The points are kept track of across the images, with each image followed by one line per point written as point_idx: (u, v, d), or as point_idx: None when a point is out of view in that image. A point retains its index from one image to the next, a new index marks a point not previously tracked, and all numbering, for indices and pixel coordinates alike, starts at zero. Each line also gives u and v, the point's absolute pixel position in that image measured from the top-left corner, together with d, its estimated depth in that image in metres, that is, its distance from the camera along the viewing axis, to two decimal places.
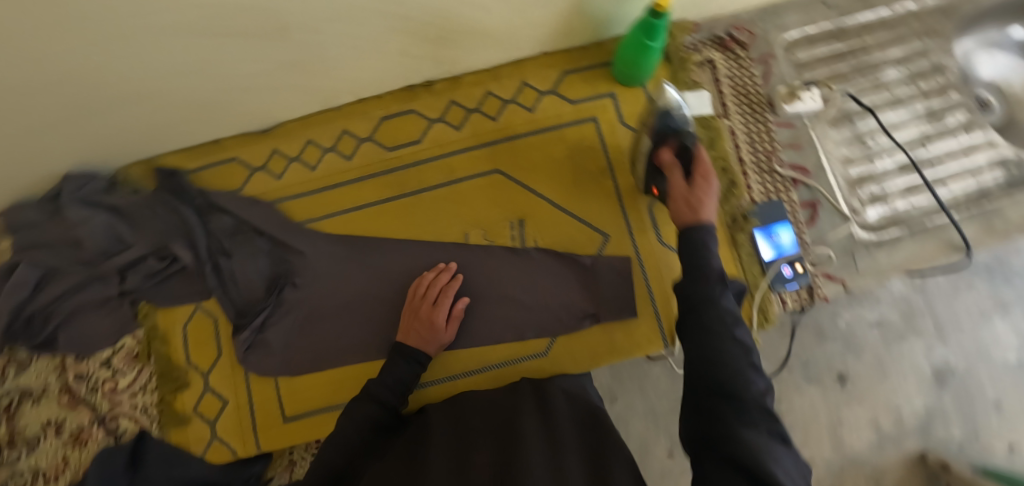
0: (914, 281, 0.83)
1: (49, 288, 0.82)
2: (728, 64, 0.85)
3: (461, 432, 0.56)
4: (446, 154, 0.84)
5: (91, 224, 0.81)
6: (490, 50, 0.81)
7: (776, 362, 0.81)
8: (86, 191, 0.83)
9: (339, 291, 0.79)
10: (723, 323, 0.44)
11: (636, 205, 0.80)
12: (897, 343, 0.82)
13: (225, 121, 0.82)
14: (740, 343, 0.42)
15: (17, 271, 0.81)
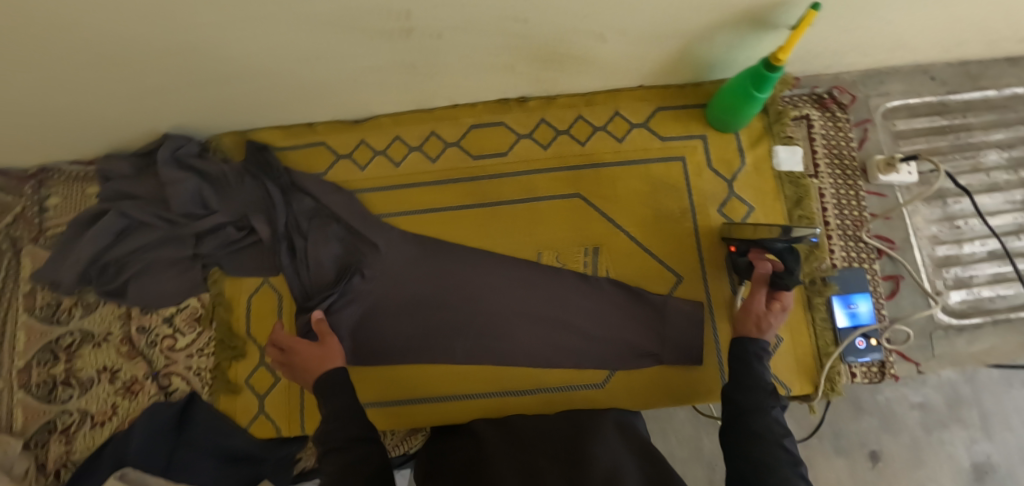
0: (966, 370, 0.80)
1: (130, 240, 0.85)
2: (825, 124, 0.83)
3: (522, 451, 0.56)
4: (530, 170, 0.84)
5: (183, 185, 0.83)
6: (590, 76, 0.81)
7: (808, 429, 0.79)
8: (181, 152, 0.86)
9: (405, 289, 0.80)
10: (771, 431, 0.55)
11: (713, 252, 0.80)
12: (939, 430, 0.79)
13: (323, 107, 0.84)
14: (788, 451, 0.52)
15: (106, 219, 0.84)
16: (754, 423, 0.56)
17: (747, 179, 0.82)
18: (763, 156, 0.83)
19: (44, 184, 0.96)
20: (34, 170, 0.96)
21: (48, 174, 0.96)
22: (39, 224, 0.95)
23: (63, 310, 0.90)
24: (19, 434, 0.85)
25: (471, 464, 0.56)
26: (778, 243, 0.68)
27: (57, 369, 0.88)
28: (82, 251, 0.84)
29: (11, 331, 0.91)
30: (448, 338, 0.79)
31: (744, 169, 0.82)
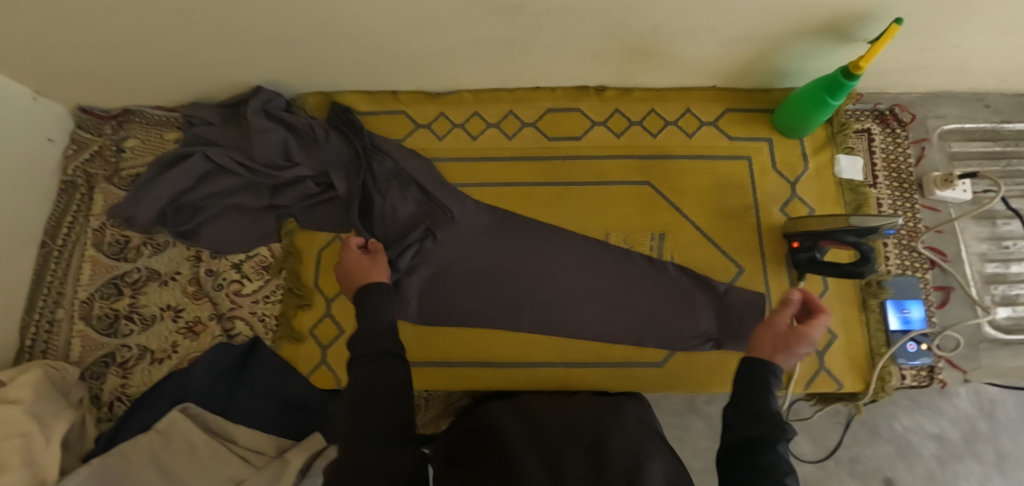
0: (983, 405, 0.83)
1: (211, 184, 0.88)
2: (885, 138, 0.88)
3: (539, 438, 0.54)
4: (603, 156, 0.88)
5: (270, 135, 0.85)
6: (670, 72, 0.85)
7: (823, 450, 0.83)
8: (271, 105, 0.89)
9: (476, 255, 0.82)
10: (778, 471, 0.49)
11: (774, 248, 0.83)
12: (953, 463, 0.81)
13: (410, 76, 0.88)
14: None
15: (190, 161, 0.87)
16: (760, 457, 0.50)
17: (809, 183, 0.86)
18: (825, 163, 0.87)
19: (123, 125, 0.99)
20: (116, 111, 0.99)
21: (130, 116, 0.98)
22: (115, 164, 0.97)
23: (132, 247, 0.92)
24: (76, 364, 0.87)
25: (485, 451, 0.53)
26: (849, 237, 0.71)
27: (120, 304, 0.89)
28: (164, 190, 0.87)
29: (78, 263, 0.93)
30: (514, 306, 0.81)
31: (807, 174, 0.86)
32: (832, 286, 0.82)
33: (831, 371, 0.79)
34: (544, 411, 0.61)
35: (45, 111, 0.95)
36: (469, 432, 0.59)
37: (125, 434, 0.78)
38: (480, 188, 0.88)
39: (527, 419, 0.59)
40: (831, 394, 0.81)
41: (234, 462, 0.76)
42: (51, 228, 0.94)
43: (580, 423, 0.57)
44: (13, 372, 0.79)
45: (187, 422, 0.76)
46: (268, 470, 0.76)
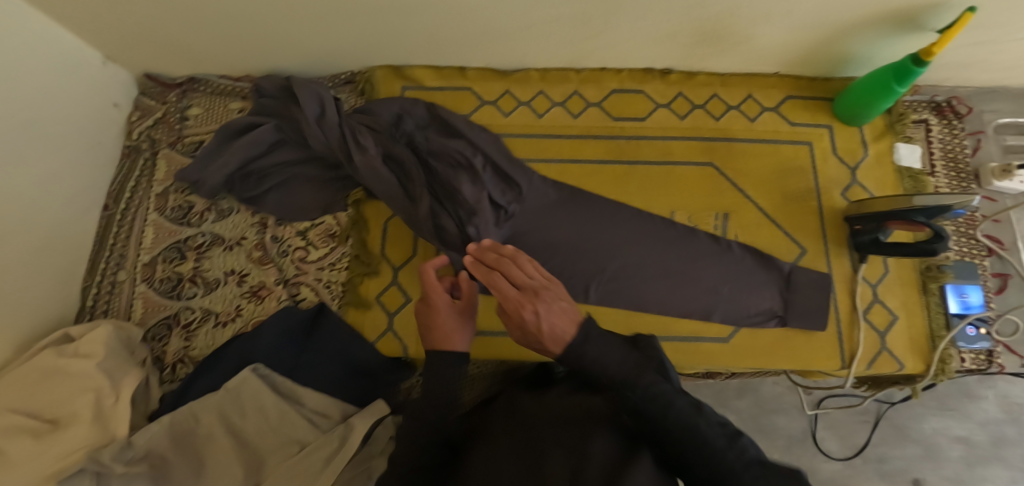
0: None
1: (277, 154, 0.88)
2: (942, 129, 0.90)
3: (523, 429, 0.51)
4: (667, 137, 0.90)
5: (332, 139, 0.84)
6: (737, 57, 0.87)
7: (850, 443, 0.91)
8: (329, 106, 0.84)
9: (545, 227, 0.84)
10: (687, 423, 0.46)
11: (836, 230, 0.85)
12: None
13: (480, 52, 0.89)
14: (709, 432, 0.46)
15: (254, 140, 0.86)
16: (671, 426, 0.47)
17: (869, 169, 0.88)
18: (885, 150, 0.89)
19: (187, 93, 0.99)
20: (182, 79, 1.00)
21: (195, 84, 0.99)
22: (179, 130, 0.98)
23: (195, 212, 0.92)
24: (139, 325, 0.87)
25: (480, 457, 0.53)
26: (919, 217, 0.71)
27: (183, 267, 0.89)
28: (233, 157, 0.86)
29: (140, 227, 0.93)
30: (581, 280, 0.82)
31: (867, 160, 0.88)
32: (893, 269, 0.84)
33: (891, 352, 0.81)
34: (536, 417, 0.52)
35: (112, 76, 0.96)
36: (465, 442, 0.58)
37: (191, 394, 0.78)
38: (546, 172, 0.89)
39: (516, 425, 0.52)
40: (886, 377, 0.84)
41: (301, 424, 0.77)
42: (115, 192, 0.96)
43: (571, 417, 0.50)
44: (82, 328, 0.80)
45: (257, 383, 0.77)
46: (334, 434, 0.76)
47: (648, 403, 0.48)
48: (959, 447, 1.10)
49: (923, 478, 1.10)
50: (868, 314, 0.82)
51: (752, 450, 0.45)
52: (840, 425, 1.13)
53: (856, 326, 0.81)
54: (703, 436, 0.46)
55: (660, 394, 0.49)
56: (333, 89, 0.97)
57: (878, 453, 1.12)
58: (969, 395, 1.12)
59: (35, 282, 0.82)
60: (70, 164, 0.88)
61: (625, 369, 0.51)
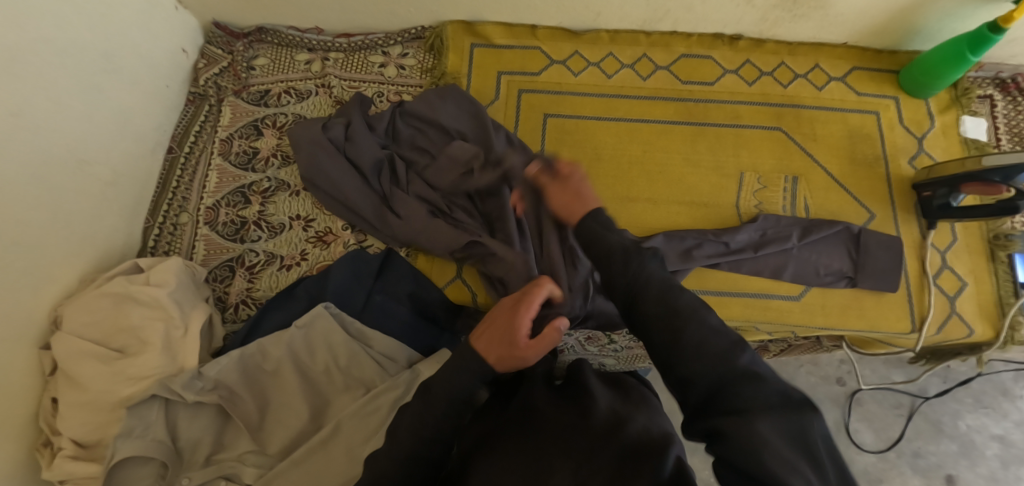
0: None
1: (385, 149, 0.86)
2: (1007, 105, 0.91)
3: (529, 433, 0.58)
4: (736, 102, 0.91)
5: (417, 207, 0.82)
6: (811, 24, 0.89)
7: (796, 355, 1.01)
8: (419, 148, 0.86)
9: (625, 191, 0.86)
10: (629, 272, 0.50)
11: (904, 197, 0.86)
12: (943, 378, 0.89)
13: (556, 10, 0.90)
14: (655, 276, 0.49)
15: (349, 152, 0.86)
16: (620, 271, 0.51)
17: (935, 139, 0.89)
18: (951, 123, 0.90)
19: (254, 44, 1.00)
20: (250, 30, 1.01)
21: (262, 35, 1.00)
22: (245, 79, 0.98)
23: (260, 158, 0.93)
24: (202, 265, 0.86)
25: (495, 442, 0.60)
26: (994, 177, 0.71)
27: (248, 211, 0.89)
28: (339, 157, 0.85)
29: (204, 171, 0.93)
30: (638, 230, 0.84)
31: (933, 131, 0.89)
32: (960, 236, 0.84)
33: (963, 316, 0.80)
34: (555, 416, 0.60)
35: (184, 21, 0.97)
36: (480, 435, 0.63)
37: (262, 330, 0.78)
38: (612, 166, 0.88)
39: (526, 427, 0.60)
40: (945, 348, 0.85)
41: (369, 366, 0.75)
42: (179, 136, 0.96)
43: (569, 431, 0.57)
44: (151, 260, 0.79)
45: (329, 320, 0.76)
46: (400, 378, 0.72)
47: (645, 291, 0.48)
48: (994, 446, 1.10)
49: (956, 475, 1.08)
50: (937, 279, 0.82)
51: (749, 360, 0.42)
52: (874, 416, 1.13)
53: (926, 290, 0.81)
54: (694, 342, 0.43)
55: (655, 285, 0.49)
56: (402, 44, 0.97)
57: (913, 448, 1.10)
58: (1004, 393, 1.12)
59: (105, 216, 0.82)
60: (141, 103, 0.89)
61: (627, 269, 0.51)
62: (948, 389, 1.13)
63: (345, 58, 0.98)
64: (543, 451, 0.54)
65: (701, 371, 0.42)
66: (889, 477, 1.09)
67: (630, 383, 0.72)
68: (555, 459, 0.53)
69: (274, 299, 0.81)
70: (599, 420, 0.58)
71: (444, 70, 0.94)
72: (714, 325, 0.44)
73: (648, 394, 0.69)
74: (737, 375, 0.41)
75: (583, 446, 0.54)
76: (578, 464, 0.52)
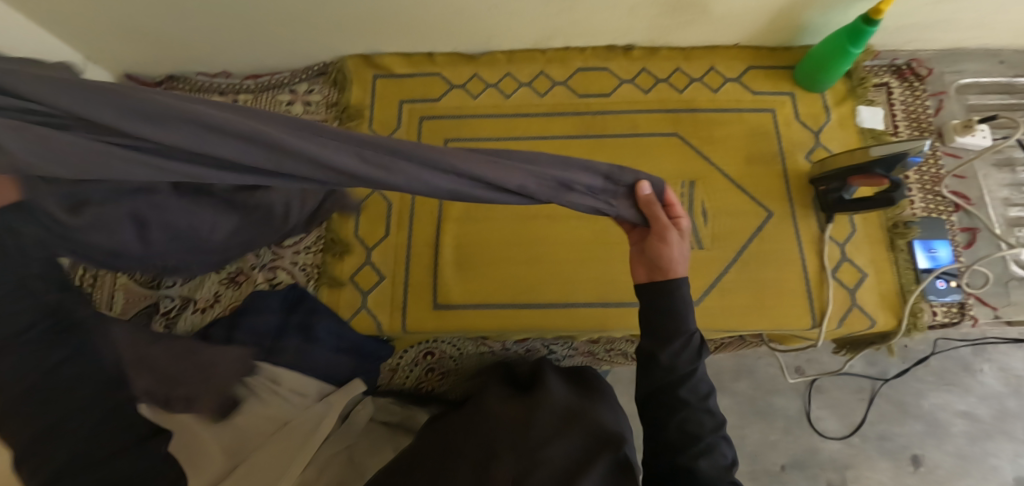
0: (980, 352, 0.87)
1: None
2: (904, 91, 0.91)
3: (481, 418, 0.57)
4: (634, 110, 0.92)
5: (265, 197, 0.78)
6: (699, 29, 0.90)
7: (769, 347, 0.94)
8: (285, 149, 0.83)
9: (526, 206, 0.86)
10: (674, 355, 0.51)
11: (802, 192, 0.86)
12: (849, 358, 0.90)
13: (450, 37, 0.92)
14: (690, 372, 0.51)
15: None
16: (663, 352, 0.51)
17: (832, 132, 0.89)
18: (847, 114, 0.90)
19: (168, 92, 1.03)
20: (162, 79, 1.03)
21: (174, 83, 1.03)
22: None
23: None
24: (121, 315, 0.88)
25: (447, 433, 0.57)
26: (877, 170, 0.73)
27: None
28: None
29: None
30: (537, 245, 0.84)
31: (830, 124, 0.90)
32: (859, 228, 0.84)
33: (862, 308, 0.80)
34: (513, 407, 0.59)
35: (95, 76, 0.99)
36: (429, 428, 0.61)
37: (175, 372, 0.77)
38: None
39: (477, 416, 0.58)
40: (860, 339, 0.85)
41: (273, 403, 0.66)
42: None
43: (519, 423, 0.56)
44: None
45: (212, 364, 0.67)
46: (311, 411, 0.66)
47: (681, 387, 0.51)
48: (960, 422, 1.04)
49: (923, 456, 1.02)
50: (837, 272, 0.82)
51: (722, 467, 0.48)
52: (838, 403, 1.07)
53: (825, 284, 0.81)
54: (691, 440, 0.49)
55: (687, 381, 0.51)
56: (307, 81, 1.00)
57: (878, 431, 1.05)
58: (966, 369, 1.06)
59: None
60: None
61: (679, 361, 0.51)
62: (907, 369, 1.07)
63: (253, 99, 1.00)
64: (493, 439, 0.52)
65: (692, 465, 0.48)
66: (857, 463, 1.03)
67: (591, 374, 0.74)
68: (501, 452, 0.51)
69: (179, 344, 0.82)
70: (550, 410, 0.59)
71: (348, 104, 0.96)
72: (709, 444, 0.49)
73: (605, 385, 0.71)
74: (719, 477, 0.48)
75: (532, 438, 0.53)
76: (523, 455, 0.50)
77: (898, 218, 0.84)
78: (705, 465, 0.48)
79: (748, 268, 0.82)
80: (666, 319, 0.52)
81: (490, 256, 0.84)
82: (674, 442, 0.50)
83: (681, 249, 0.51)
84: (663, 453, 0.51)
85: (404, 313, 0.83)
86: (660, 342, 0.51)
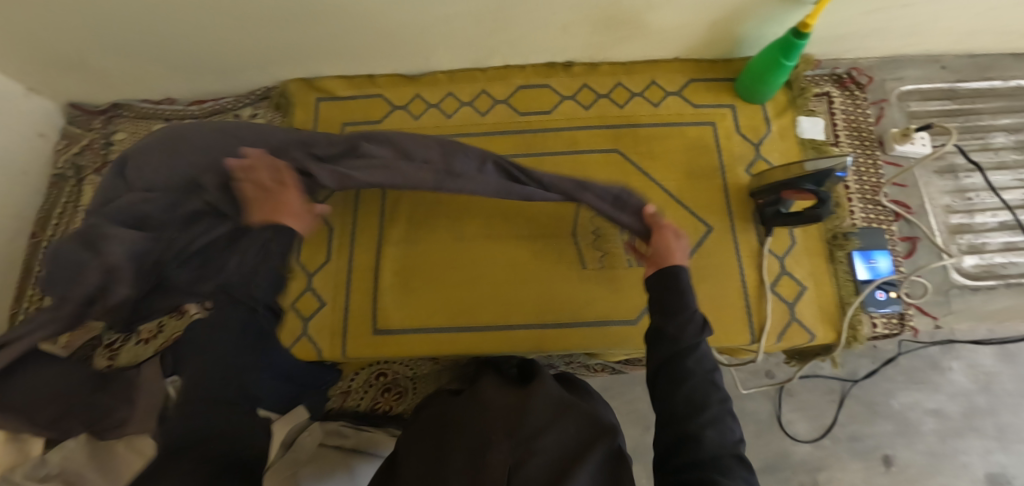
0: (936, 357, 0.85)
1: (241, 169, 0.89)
2: (844, 100, 0.91)
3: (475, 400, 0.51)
4: (575, 127, 0.91)
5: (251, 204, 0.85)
6: (636, 45, 0.89)
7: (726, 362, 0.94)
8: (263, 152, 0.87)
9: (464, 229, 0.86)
10: (683, 331, 0.51)
11: (742, 206, 0.86)
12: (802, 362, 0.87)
13: (389, 59, 0.92)
14: (699, 349, 0.51)
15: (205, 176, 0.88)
16: (669, 326, 0.52)
17: (773, 144, 0.89)
18: (788, 125, 0.90)
19: (114, 120, 1.03)
20: (106, 107, 1.03)
21: (120, 111, 1.03)
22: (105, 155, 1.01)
23: None
24: (64, 348, 0.87)
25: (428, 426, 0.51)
26: (808, 185, 0.72)
27: None
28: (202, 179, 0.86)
29: None
30: (476, 267, 0.84)
31: (770, 136, 0.89)
32: (799, 240, 0.84)
33: (801, 322, 0.80)
34: (509, 394, 0.52)
35: (38, 107, 0.99)
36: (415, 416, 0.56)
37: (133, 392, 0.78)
38: (456, 202, 0.87)
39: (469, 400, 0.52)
40: (807, 350, 0.84)
41: None
42: (41, 220, 0.99)
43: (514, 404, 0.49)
44: None
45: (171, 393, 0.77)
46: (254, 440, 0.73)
47: (689, 362, 0.50)
48: (929, 420, 0.98)
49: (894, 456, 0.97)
50: (776, 286, 0.82)
51: (730, 442, 0.47)
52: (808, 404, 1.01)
53: (763, 298, 0.81)
54: (705, 413, 0.48)
55: (695, 358, 0.50)
56: (251, 106, 1.00)
57: (849, 432, 0.99)
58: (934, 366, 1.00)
59: None
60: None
61: (686, 337, 0.51)
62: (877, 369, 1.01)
63: None
64: (485, 424, 0.46)
65: (698, 437, 0.47)
66: (828, 463, 0.97)
67: (576, 376, 0.71)
68: (494, 432, 0.44)
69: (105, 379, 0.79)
70: (545, 395, 0.52)
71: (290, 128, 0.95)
72: (717, 419, 0.48)
73: (593, 392, 0.67)
74: (723, 454, 0.46)
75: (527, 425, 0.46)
76: (520, 436, 0.44)
77: (838, 230, 0.83)
78: (711, 434, 0.47)
79: None
80: (670, 297, 0.54)
81: (430, 279, 0.84)
82: (682, 412, 0.48)
83: (680, 245, 0.60)
84: (670, 425, 0.49)
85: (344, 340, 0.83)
86: (664, 316, 0.53)
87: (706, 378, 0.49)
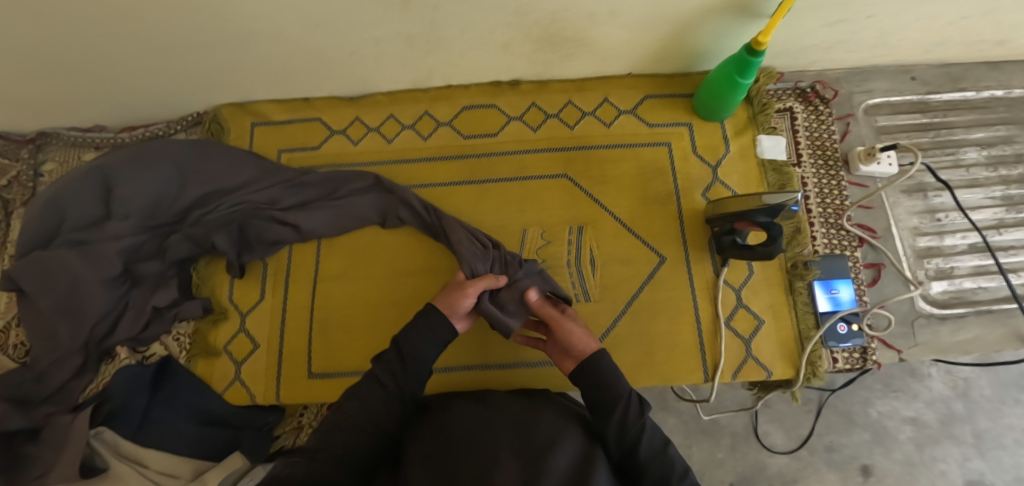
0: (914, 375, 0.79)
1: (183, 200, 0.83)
2: (808, 116, 0.86)
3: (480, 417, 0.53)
4: (522, 151, 0.86)
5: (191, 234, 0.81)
6: (585, 62, 0.84)
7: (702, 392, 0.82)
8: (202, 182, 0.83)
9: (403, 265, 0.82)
10: (623, 407, 0.55)
11: (696, 233, 0.81)
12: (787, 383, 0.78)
13: (324, 82, 0.86)
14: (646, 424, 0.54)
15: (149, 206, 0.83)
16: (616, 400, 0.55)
17: (731, 165, 0.84)
18: (747, 144, 0.84)
19: (41, 148, 0.97)
20: (33, 135, 0.97)
21: (47, 139, 0.96)
22: (33, 187, 0.95)
23: None
24: None
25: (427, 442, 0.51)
26: (761, 217, 0.67)
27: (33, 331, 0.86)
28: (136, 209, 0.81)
29: None
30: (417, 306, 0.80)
31: (729, 156, 0.84)
32: (757, 270, 0.79)
33: (759, 358, 0.76)
34: (505, 403, 0.56)
35: None
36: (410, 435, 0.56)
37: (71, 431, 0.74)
38: (394, 237, 0.84)
39: (471, 418, 0.53)
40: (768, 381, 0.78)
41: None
42: None
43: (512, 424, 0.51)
44: None
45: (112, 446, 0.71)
46: None
47: (641, 441, 0.52)
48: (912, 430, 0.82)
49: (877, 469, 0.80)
50: (731, 320, 0.77)
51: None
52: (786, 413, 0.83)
53: (718, 335, 0.76)
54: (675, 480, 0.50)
55: (645, 435, 0.53)
56: (184, 131, 0.94)
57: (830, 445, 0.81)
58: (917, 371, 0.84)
59: None
60: None
61: (634, 416, 0.54)
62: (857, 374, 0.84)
63: None
64: (489, 448, 0.47)
65: None
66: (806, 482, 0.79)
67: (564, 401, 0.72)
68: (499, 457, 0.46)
69: (25, 431, 0.75)
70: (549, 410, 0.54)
71: None
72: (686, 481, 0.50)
73: None
74: None
75: (531, 435, 0.49)
76: (525, 460, 0.45)
77: (798, 259, 0.79)
78: None
79: (639, 318, 0.78)
80: (597, 382, 0.58)
81: (367, 317, 0.81)
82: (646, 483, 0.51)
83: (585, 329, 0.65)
84: None
85: (278, 382, 0.80)
86: (609, 405, 0.55)
87: (660, 449, 0.53)
